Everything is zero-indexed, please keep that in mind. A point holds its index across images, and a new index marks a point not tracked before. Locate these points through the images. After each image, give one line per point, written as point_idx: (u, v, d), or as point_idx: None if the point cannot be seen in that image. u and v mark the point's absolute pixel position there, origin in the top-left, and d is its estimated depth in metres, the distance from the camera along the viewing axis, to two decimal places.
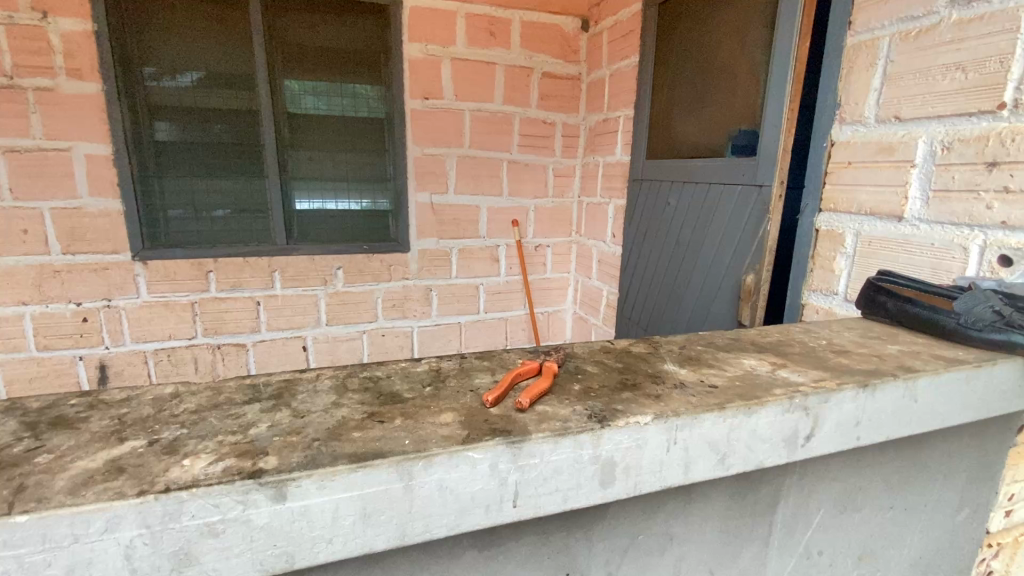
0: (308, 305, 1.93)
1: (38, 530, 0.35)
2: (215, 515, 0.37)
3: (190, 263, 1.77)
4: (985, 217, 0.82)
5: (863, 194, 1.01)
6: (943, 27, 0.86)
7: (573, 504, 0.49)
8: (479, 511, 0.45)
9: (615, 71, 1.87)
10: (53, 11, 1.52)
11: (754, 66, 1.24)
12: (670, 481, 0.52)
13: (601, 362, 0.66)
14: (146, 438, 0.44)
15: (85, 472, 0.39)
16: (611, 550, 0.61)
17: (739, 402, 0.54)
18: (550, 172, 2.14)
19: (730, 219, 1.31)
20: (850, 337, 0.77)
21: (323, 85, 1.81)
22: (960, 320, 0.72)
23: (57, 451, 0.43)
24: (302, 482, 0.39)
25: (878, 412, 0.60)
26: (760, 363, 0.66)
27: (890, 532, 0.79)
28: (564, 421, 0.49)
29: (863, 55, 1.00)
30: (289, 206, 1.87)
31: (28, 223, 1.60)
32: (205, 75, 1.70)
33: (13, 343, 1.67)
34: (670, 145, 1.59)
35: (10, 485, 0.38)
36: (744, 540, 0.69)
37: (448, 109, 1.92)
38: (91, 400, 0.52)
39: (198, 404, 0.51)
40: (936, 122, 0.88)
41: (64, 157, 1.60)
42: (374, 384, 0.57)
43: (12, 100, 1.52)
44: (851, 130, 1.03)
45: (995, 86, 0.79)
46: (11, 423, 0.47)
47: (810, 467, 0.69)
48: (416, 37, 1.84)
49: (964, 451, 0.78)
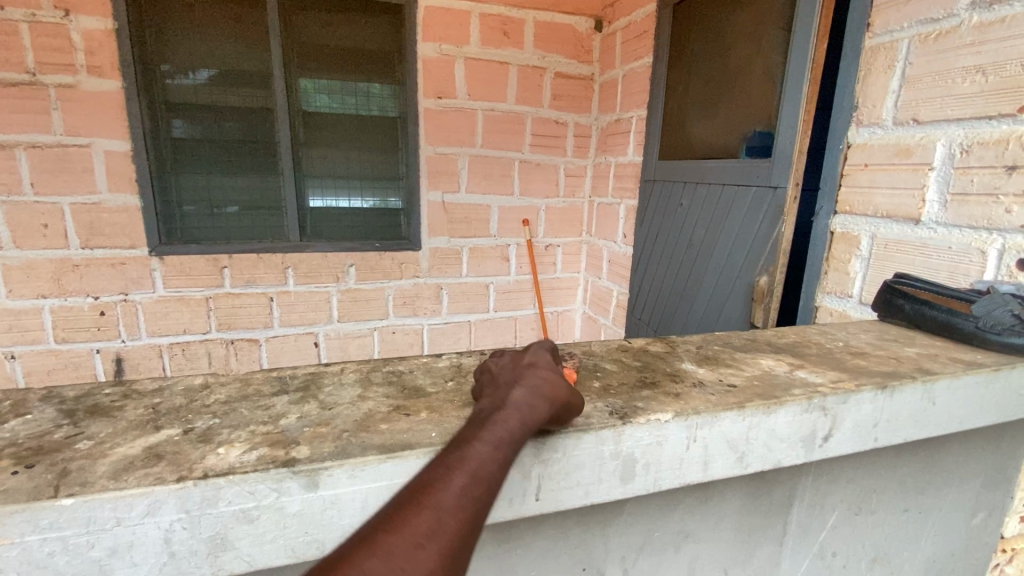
0: (321, 302, 1.95)
1: (82, 513, 0.36)
2: (251, 502, 0.38)
3: (205, 259, 1.79)
4: (1004, 221, 0.81)
5: (879, 196, 1.01)
6: (964, 30, 0.85)
7: (594, 498, 0.50)
8: (502, 504, 0.47)
9: (628, 72, 1.87)
10: (75, 10, 1.54)
11: (770, 68, 1.23)
12: (688, 478, 0.53)
13: (619, 360, 0.67)
14: (180, 427, 0.46)
15: (125, 458, 0.41)
16: (627, 547, 0.62)
17: (758, 401, 0.54)
18: (561, 173, 2.15)
19: (744, 221, 1.31)
20: (867, 339, 0.77)
21: (337, 84, 1.83)
22: (979, 323, 0.72)
23: (96, 437, 0.44)
24: (334, 471, 0.40)
25: (896, 414, 0.60)
26: (778, 363, 0.66)
27: (903, 535, 0.79)
28: (586, 416, 0.50)
29: (881, 57, 0.99)
30: (303, 203, 1.89)
31: (49, 218, 1.63)
32: (221, 73, 1.72)
33: (33, 335, 1.70)
34: (683, 146, 1.59)
35: (55, 470, 0.39)
36: (758, 540, 0.69)
37: (460, 109, 1.93)
38: (124, 390, 0.53)
39: (228, 395, 0.52)
40: (955, 125, 0.87)
41: (84, 153, 1.62)
42: (398, 378, 0.58)
43: (34, 96, 1.55)
44: (868, 133, 1.03)
45: (1015, 89, 0.79)
46: (49, 410, 0.49)
47: (825, 468, 0.69)
48: (429, 37, 1.85)
49: (980, 455, 0.78)
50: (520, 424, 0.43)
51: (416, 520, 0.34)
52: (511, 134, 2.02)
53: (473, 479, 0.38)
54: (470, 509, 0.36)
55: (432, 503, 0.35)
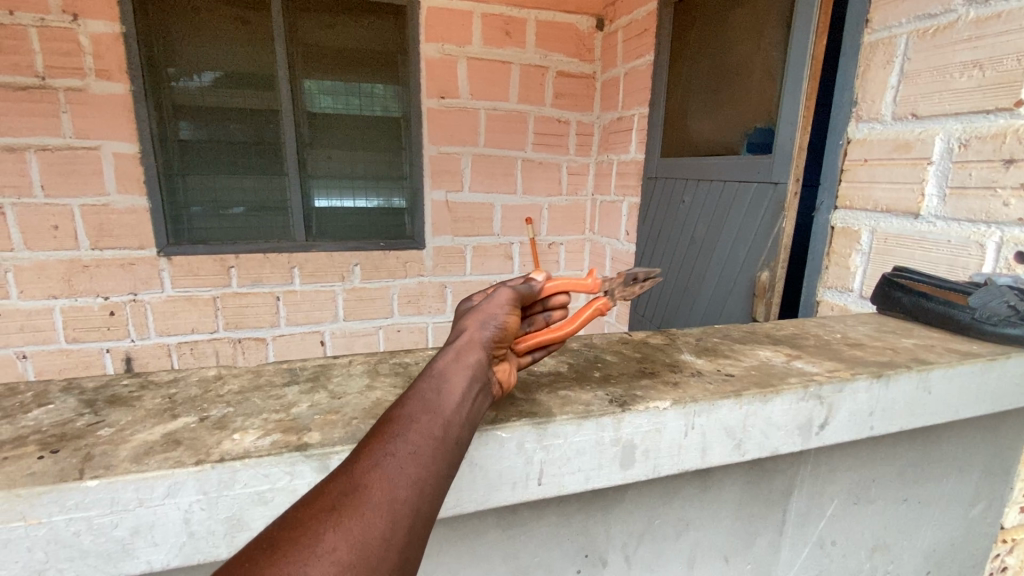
0: (326, 301, 1.98)
1: (107, 494, 0.38)
2: (265, 484, 0.40)
3: (213, 259, 1.82)
4: (1002, 214, 0.82)
5: (878, 191, 1.02)
6: (961, 26, 0.86)
7: (595, 483, 0.52)
8: (506, 488, 0.49)
9: (629, 70, 1.89)
10: (83, 14, 1.56)
11: (770, 64, 1.24)
12: (687, 465, 0.55)
13: (620, 352, 0.68)
14: (196, 415, 0.48)
15: (145, 443, 0.42)
16: (629, 534, 0.63)
17: (755, 389, 0.55)
18: (564, 171, 2.16)
19: (745, 216, 1.32)
20: (865, 330, 0.79)
21: (341, 85, 1.85)
22: (975, 315, 0.73)
23: (117, 424, 0.46)
24: (343, 455, 0.42)
25: (892, 403, 0.62)
26: (775, 354, 0.67)
27: (903, 524, 0.80)
28: (587, 405, 0.52)
29: (879, 53, 1.00)
30: (308, 203, 1.91)
31: (59, 220, 1.66)
32: (226, 75, 1.74)
33: (44, 335, 1.73)
34: (684, 143, 1.60)
35: (79, 455, 0.41)
36: (758, 528, 0.71)
37: (463, 108, 1.95)
38: (141, 381, 0.55)
39: (241, 386, 0.54)
40: (953, 119, 0.88)
41: (93, 155, 1.65)
42: (404, 369, 0.60)
43: (45, 100, 1.58)
44: (867, 128, 1.04)
45: (1011, 84, 0.80)
46: (70, 400, 0.51)
47: (823, 457, 0.70)
48: (432, 37, 1.86)
49: (978, 445, 0.79)
50: (441, 380, 0.44)
51: (331, 490, 0.34)
52: (513, 133, 2.04)
53: (392, 441, 0.38)
54: (393, 470, 0.36)
55: (348, 474, 0.35)
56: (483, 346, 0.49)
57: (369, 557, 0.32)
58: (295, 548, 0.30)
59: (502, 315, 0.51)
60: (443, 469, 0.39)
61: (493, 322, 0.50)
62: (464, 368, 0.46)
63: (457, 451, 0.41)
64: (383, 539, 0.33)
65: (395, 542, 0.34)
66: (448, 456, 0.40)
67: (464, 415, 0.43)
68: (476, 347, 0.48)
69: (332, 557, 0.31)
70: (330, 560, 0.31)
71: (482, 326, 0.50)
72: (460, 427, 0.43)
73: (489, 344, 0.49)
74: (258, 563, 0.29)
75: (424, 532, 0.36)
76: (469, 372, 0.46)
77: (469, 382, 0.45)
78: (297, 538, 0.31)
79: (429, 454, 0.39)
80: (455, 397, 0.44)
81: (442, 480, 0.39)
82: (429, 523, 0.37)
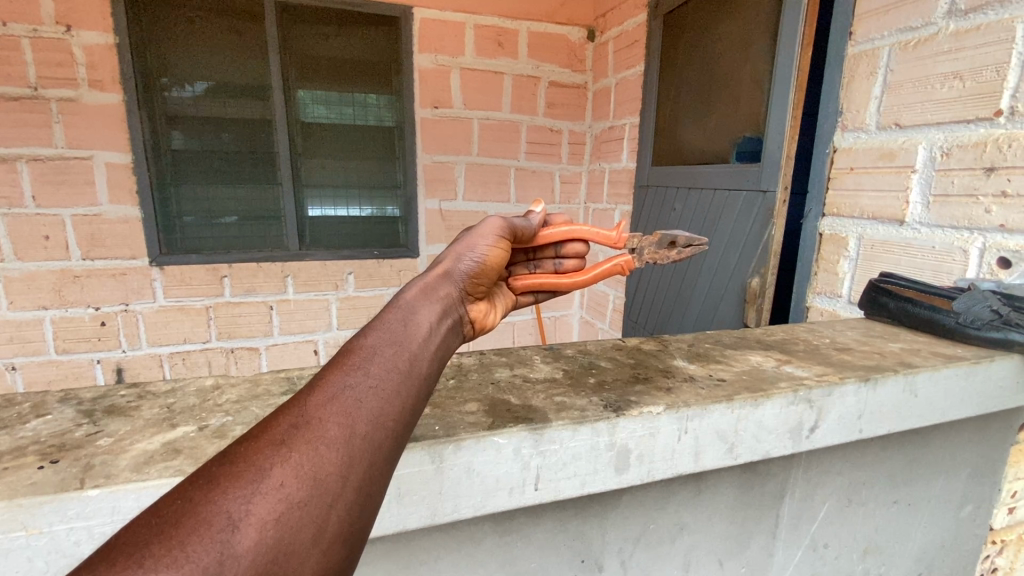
0: (319, 310, 1.98)
1: (108, 504, 0.38)
2: None
3: (205, 269, 1.81)
4: (983, 220, 0.84)
5: (865, 199, 1.04)
6: (941, 38, 0.89)
7: (591, 488, 0.53)
8: (503, 493, 0.49)
9: (621, 80, 1.91)
10: (77, 25, 1.57)
11: (757, 75, 1.27)
12: (682, 468, 0.56)
13: (613, 359, 0.69)
14: (195, 424, 0.48)
15: (145, 453, 0.43)
16: (625, 539, 0.64)
17: (746, 394, 0.56)
18: (557, 179, 2.18)
19: (736, 223, 1.33)
20: (853, 336, 0.80)
21: (334, 95, 1.85)
22: (959, 319, 0.74)
23: (116, 434, 0.46)
24: None
25: (879, 405, 0.63)
26: (766, 359, 0.69)
27: (894, 526, 0.81)
28: (581, 410, 0.53)
29: (863, 64, 1.03)
30: (302, 212, 1.91)
31: (50, 230, 1.65)
32: (217, 84, 1.74)
33: (34, 346, 1.72)
34: (676, 152, 1.61)
35: (79, 464, 0.41)
36: (752, 531, 0.72)
37: (457, 118, 1.98)
38: (140, 390, 0.56)
39: (239, 395, 0.55)
40: (935, 129, 0.91)
41: (86, 165, 1.65)
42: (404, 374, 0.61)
43: (36, 110, 1.57)
44: (853, 137, 1.06)
45: (992, 94, 0.82)
46: (68, 411, 0.51)
47: (814, 461, 0.71)
48: (426, 47, 1.89)
49: (965, 447, 0.80)
50: (408, 314, 0.48)
51: (282, 425, 0.35)
52: (507, 143, 2.07)
53: (349, 374, 0.39)
54: (350, 403, 0.37)
55: (302, 409, 0.36)
56: (455, 283, 0.58)
57: (323, 491, 0.33)
58: (239, 485, 0.31)
59: (479, 253, 0.61)
60: (406, 401, 0.40)
61: (469, 259, 0.60)
62: (440, 297, 0.54)
63: (423, 384, 0.43)
64: (339, 475, 0.34)
65: (353, 478, 0.35)
66: (412, 388, 0.41)
67: (428, 351, 0.46)
68: (449, 282, 0.57)
69: (278, 494, 0.32)
70: (276, 497, 0.31)
71: (455, 266, 0.59)
72: (427, 360, 0.45)
73: (463, 282, 0.59)
74: (196, 501, 0.30)
75: (387, 465, 0.37)
76: (445, 301, 0.54)
77: (436, 316, 0.51)
78: (240, 473, 0.32)
79: (391, 388, 0.40)
80: (419, 332, 0.46)
81: (405, 413, 0.40)
82: (392, 457, 0.38)
